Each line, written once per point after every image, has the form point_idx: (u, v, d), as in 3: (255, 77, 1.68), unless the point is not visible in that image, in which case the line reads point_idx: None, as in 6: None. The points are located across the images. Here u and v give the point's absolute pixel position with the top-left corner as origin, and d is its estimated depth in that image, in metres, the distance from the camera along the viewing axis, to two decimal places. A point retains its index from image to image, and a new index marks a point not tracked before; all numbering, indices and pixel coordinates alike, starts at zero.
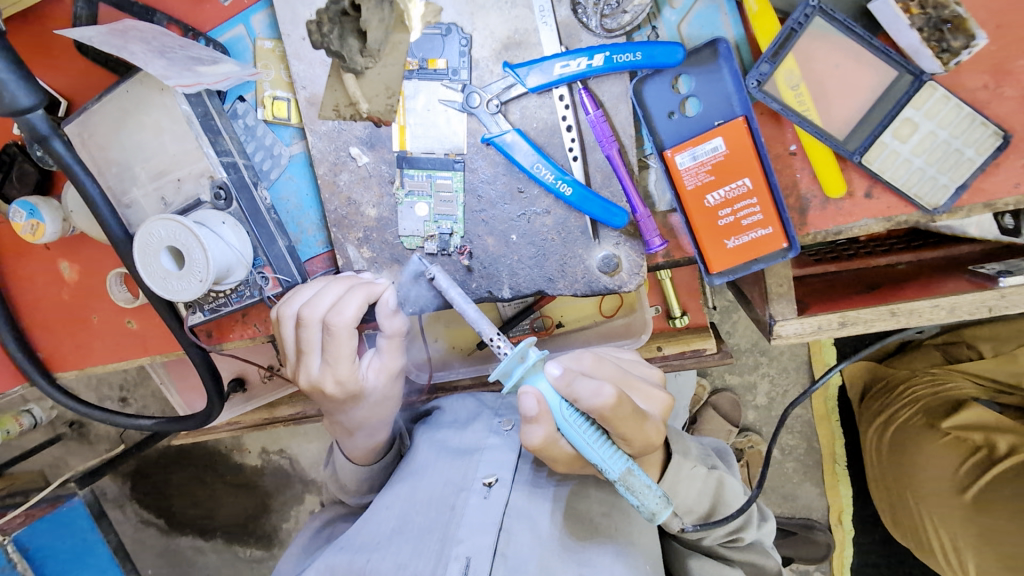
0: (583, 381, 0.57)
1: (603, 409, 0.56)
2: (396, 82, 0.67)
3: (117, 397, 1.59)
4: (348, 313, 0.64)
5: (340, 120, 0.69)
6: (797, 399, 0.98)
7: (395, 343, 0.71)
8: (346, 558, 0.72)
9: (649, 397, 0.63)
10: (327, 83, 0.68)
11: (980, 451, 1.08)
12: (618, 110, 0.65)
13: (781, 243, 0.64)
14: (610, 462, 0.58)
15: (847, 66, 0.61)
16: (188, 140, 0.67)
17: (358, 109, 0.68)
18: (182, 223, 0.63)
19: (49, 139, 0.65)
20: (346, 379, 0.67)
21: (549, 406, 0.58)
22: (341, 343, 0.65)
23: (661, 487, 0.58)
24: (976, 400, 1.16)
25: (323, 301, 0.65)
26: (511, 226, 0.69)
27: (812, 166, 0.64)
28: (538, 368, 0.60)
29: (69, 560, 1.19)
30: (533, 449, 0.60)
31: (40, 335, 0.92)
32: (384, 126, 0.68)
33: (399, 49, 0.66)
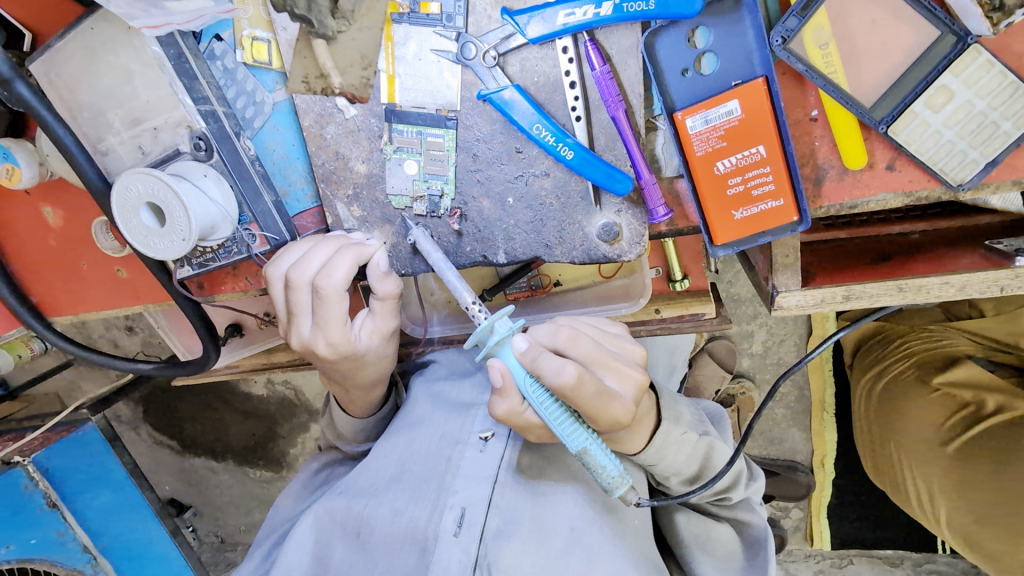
0: (546, 357, 0.57)
1: (563, 388, 0.56)
2: (372, 50, 0.62)
3: (123, 326, 1.61)
4: (338, 276, 0.62)
5: (309, 94, 0.64)
6: (790, 369, 0.87)
7: (390, 306, 0.67)
8: (343, 503, 0.74)
9: (625, 375, 0.62)
10: (296, 51, 0.63)
11: (967, 408, 1.11)
12: (626, 65, 0.59)
13: (791, 217, 0.60)
14: (568, 437, 0.60)
15: (884, 23, 0.54)
16: (162, 86, 0.63)
17: (329, 83, 0.63)
18: (159, 177, 0.60)
19: (13, 82, 0.60)
20: (338, 341, 0.65)
21: (514, 379, 0.59)
22: (331, 307, 0.63)
23: (616, 466, 0.62)
24: (967, 357, 1.18)
25: (311, 264, 0.63)
26: (508, 188, 0.65)
27: (833, 134, 0.59)
28: (507, 342, 0.60)
29: (86, 480, 1.24)
30: (499, 418, 0.61)
31: (31, 278, 0.91)
32: (359, 103, 0.64)
33: (376, 10, 0.60)
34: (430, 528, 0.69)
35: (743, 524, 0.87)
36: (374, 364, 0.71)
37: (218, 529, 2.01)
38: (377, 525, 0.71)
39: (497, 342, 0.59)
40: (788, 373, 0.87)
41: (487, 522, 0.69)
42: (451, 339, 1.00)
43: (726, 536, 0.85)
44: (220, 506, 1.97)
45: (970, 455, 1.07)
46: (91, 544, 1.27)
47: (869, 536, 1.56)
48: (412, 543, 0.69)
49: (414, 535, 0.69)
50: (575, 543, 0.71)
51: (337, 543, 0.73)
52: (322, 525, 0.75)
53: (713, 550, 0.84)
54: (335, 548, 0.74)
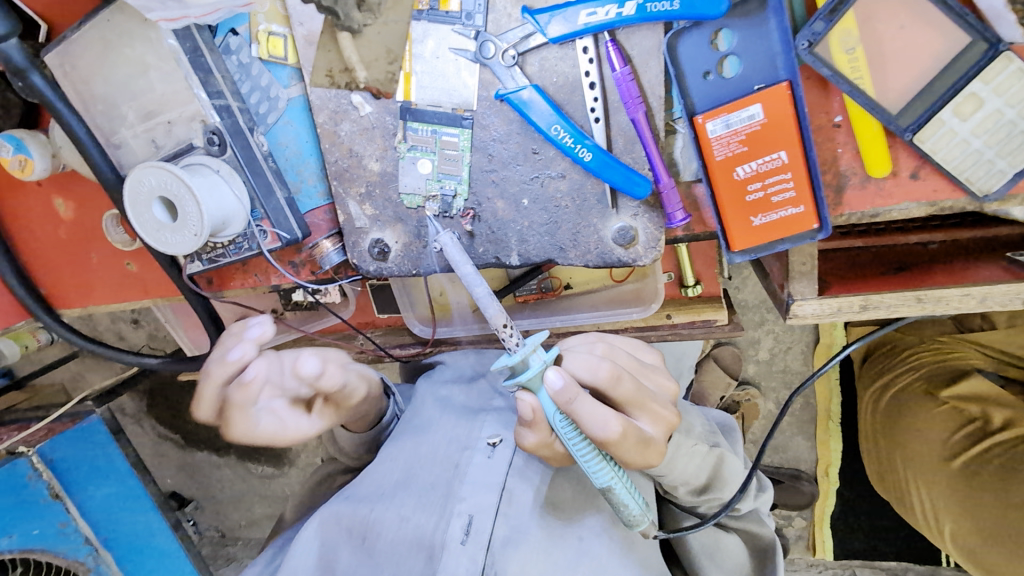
0: (585, 402, 0.56)
1: (607, 439, 0.57)
2: (398, 44, 0.61)
3: (129, 319, 1.61)
4: (252, 380, 0.55)
5: (333, 88, 0.64)
6: (800, 387, 0.90)
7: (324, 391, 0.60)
8: (350, 507, 0.73)
9: (660, 418, 0.63)
10: (321, 41, 0.62)
11: (975, 422, 1.09)
12: (647, 67, 0.58)
13: (811, 224, 0.59)
14: (596, 473, 0.61)
15: (913, 28, 0.53)
16: (177, 80, 0.62)
17: (355, 77, 0.63)
18: (172, 171, 0.59)
19: (28, 72, 0.61)
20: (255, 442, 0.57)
21: (545, 414, 0.59)
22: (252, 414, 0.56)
23: (639, 505, 0.65)
24: (979, 371, 1.16)
25: (224, 363, 0.55)
26: (523, 189, 0.64)
27: (856, 140, 0.58)
28: (541, 377, 0.58)
29: (89, 472, 1.24)
30: (527, 447, 0.63)
31: (40, 270, 0.91)
32: (384, 98, 0.63)
33: (402, 4, 0.60)
34: (437, 536, 0.68)
35: (752, 537, 0.86)
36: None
37: (218, 523, 2.01)
38: (383, 531, 0.70)
39: (531, 376, 0.57)
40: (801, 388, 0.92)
41: (494, 529, 0.68)
42: (461, 339, 1.00)
43: (734, 547, 0.84)
44: (221, 500, 1.97)
45: (978, 467, 1.05)
46: (92, 537, 1.25)
47: (872, 547, 1.55)
48: (419, 550, 0.68)
49: (421, 542, 0.68)
50: (583, 552, 0.71)
51: (341, 549, 0.73)
52: (327, 529, 0.74)
53: (721, 560, 0.82)
54: (341, 553, 0.73)
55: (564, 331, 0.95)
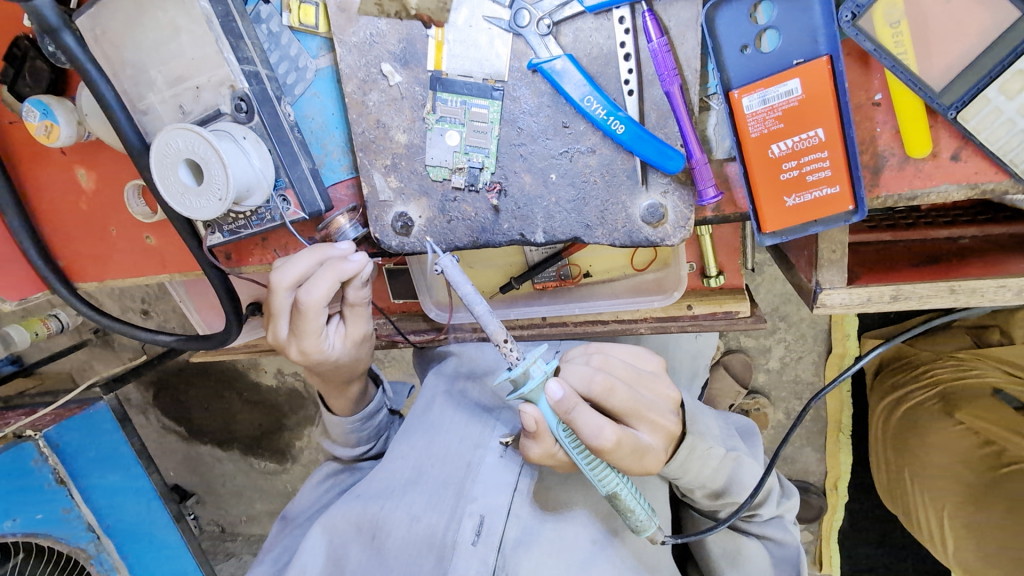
0: (584, 412, 0.58)
1: (603, 447, 0.59)
2: None
3: (138, 309, 1.62)
4: (318, 294, 0.64)
5: (382, 16, 0.62)
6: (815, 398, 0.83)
7: (357, 313, 0.71)
8: (359, 506, 0.73)
9: (659, 427, 0.66)
10: None
11: (991, 447, 1.07)
12: (684, 39, 0.57)
13: (846, 205, 0.58)
14: (601, 481, 0.61)
15: (959, 2, 0.52)
16: (208, 43, 0.62)
17: (405, 3, 0.61)
18: (200, 134, 0.59)
19: (59, 31, 0.60)
20: (310, 349, 0.69)
21: (548, 425, 0.59)
22: (311, 320, 0.66)
23: (646, 510, 0.64)
24: (994, 393, 1.11)
25: (291, 271, 0.64)
26: (551, 164, 0.63)
27: (897, 120, 0.57)
28: (542, 388, 0.58)
29: (95, 460, 1.24)
30: (532, 458, 0.63)
31: (59, 244, 0.91)
32: (433, 28, 0.61)
33: None
34: (448, 535, 0.68)
35: (777, 544, 0.83)
36: (349, 367, 0.76)
37: (219, 518, 2.00)
38: (393, 530, 0.70)
39: (532, 388, 0.57)
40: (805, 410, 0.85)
41: (506, 531, 0.69)
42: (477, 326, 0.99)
43: (756, 553, 0.81)
44: (222, 494, 1.96)
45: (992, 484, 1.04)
46: (95, 522, 1.23)
47: (884, 565, 1.50)
48: (430, 550, 0.68)
49: (431, 542, 0.68)
50: (596, 555, 0.71)
51: (351, 545, 0.73)
52: (335, 527, 0.74)
53: (742, 564, 0.81)
54: (351, 550, 0.73)
55: (584, 319, 0.94)
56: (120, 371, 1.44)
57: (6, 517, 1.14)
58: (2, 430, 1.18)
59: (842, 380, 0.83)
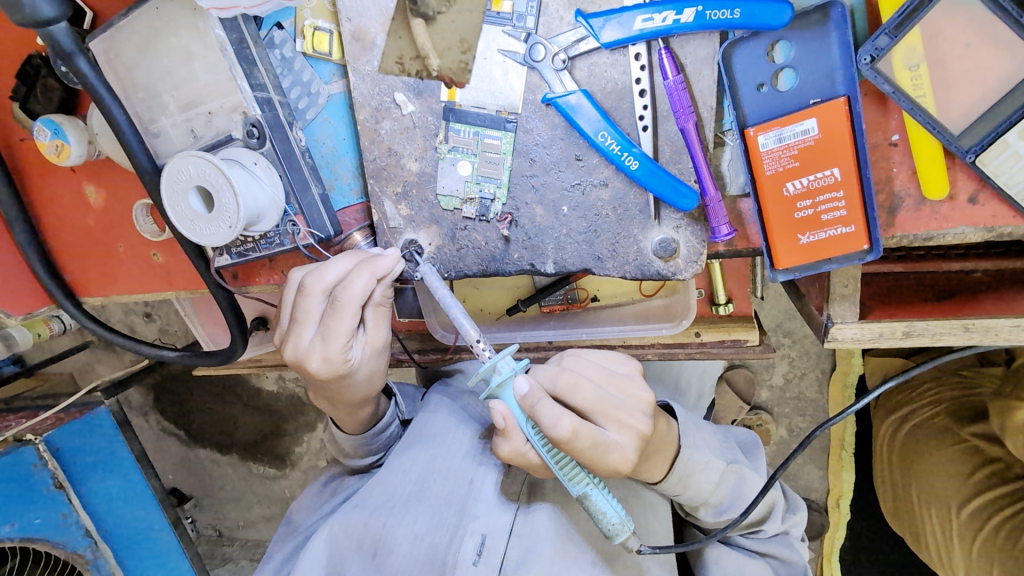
0: (547, 405, 0.58)
1: (559, 439, 0.58)
2: (472, 34, 0.60)
3: (141, 312, 1.62)
4: (356, 289, 0.62)
5: (402, 75, 0.62)
6: (812, 434, 0.79)
7: (381, 317, 0.67)
8: (360, 519, 0.72)
9: (627, 426, 0.62)
10: (391, 29, 0.61)
11: (996, 464, 1.09)
12: (700, 76, 0.57)
13: (861, 245, 0.57)
14: (568, 479, 0.61)
15: (980, 47, 0.51)
16: (222, 70, 0.62)
17: (427, 65, 0.61)
18: (211, 161, 0.59)
19: (74, 57, 0.59)
20: (335, 357, 0.65)
21: (517, 422, 0.61)
22: (343, 319, 0.63)
23: (617, 513, 0.62)
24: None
25: (329, 273, 0.64)
26: (563, 196, 0.63)
27: (913, 161, 0.57)
28: (509, 383, 0.60)
29: (92, 465, 1.22)
30: (502, 457, 0.62)
31: (66, 258, 0.91)
32: (457, 87, 0.62)
33: None
34: (449, 554, 0.68)
35: (782, 563, 0.82)
36: (365, 382, 0.70)
37: (216, 521, 1.99)
38: (395, 547, 0.70)
39: (499, 383, 0.59)
40: (805, 443, 0.79)
41: (507, 550, 0.69)
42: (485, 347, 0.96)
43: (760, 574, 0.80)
44: (219, 499, 1.96)
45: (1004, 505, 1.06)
46: (93, 528, 1.22)
47: None
48: (431, 568, 0.68)
49: (433, 560, 0.68)
50: None
51: (350, 562, 0.72)
52: (336, 541, 0.74)
53: None
54: (350, 566, 0.72)
55: (590, 344, 0.93)
56: (122, 376, 1.43)
57: (5, 521, 1.14)
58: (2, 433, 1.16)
59: (845, 416, 0.79)
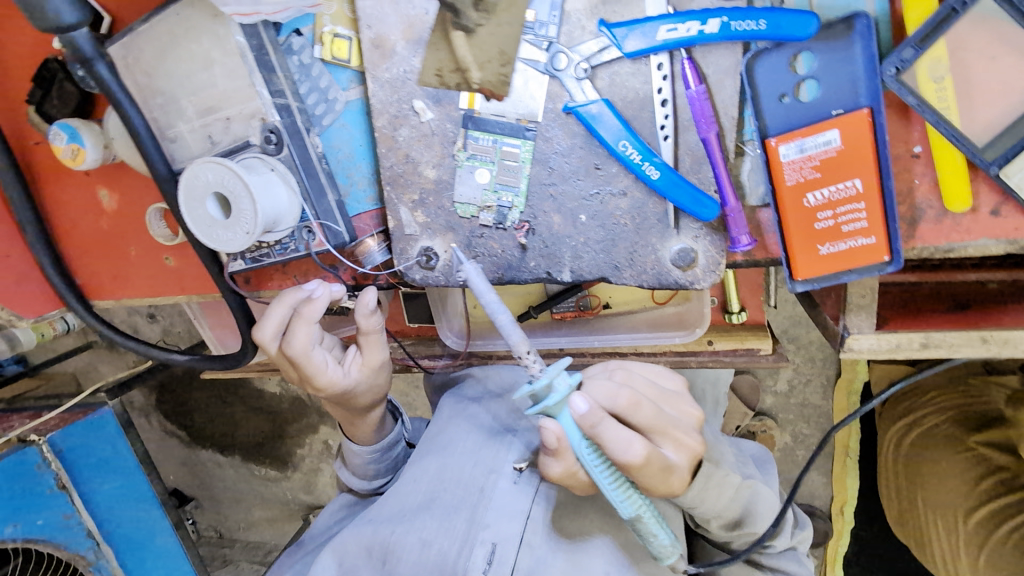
0: (610, 427, 0.55)
1: (629, 464, 0.56)
2: (511, 45, 0.59)
3: (145, 312, 1.62)
4: (301, 340, 0.64)
5: (442, 87, 0.62)
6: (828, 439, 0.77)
7: (374, 340, 0.70)
8: (371, 530, 0.73)
9: (683, 446, 0.61)
10: (430, 41, 0.61)
11: (1003, 472, 1.09)
12: (722, 86, 0.57)
13: (881, 256, 0.57)
14: (624, 503, 0.58)
15: (1005, 59, 0.51)
16: (242, 77, 0.62)
17: (467, 77, 0.60)
18: (230, 167, 0.58)
19: (93, 62, 0.59)
20: (325, 383, 0.68)
21: (569, 443, 0.57)
22: (305, 365, 0.66)
23: (669, 536, 0.61)
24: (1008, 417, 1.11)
25: (270, 327, 0.65)
26: (581, 205, 0.63)
27: (936, 173, 0.56)
28: (565, 402, 0.55)
29: (95, 467, 1.21)
30: (552, 478, 0.60)
31: (77, 261, 0.90)
32: (496, 100, 0.61)
33: (518, 5, 0.58)
34: (460, 562, 0.67)
35: None
36: (371, 395, 0.74)
37: (217, 523, 1.99)
38: (405, 555, 0.69)
39: (556, 402, 0.54)
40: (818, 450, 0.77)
41: (518, 559, 0.68)
42: (494, 354, 0.98)
43: None
44: (220, 501, 1.95)
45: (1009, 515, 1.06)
46: (96, 530, 1.22)
47: None
48: None
49: (443, 568, 0.68)
50: None
51: (362, 570, 0.73)
52: (347, 552, 0.74)
53: None
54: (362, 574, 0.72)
55: (602, 352, 0.94)
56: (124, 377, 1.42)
57: (7, 522, 1.14)
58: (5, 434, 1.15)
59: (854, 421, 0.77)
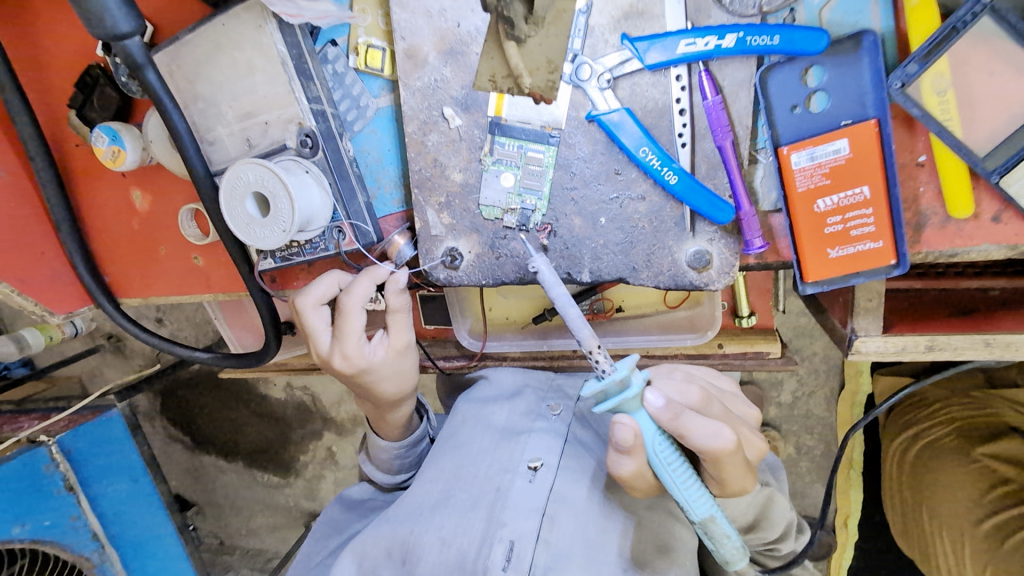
0: (694, 418, 0.56)
1: (717, 453, 0.56)
2: (559, 56, 0.62)
3: (153, 317, 1.65)
4: (356, 293, 0.67)
5: (494, 92, 0.65)
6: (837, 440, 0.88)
7: (400, 320, 0.70)
8: (389, 530, 0.73)
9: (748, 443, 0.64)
10: (484, 48, 0.64)
11: (1009, 484, 1.08)
12: (737, 97, 0.60)
13: (887, 260, 0.60)
14: (701, 502, 0.59)
15: (1004, 75, 0.54)
16: (281, 84, 0.66)
17: (519, 83, 0.64)
18: (270, 168, 0.62)
19: (144, 69, 0.63)
20: (353, 355, 0.69)
21: (644, 440, 0.57)
22: (350, 321, 0.67)
23: (739, 537, 0.62)
24: (1012, 430, 1.13)
25: (321, 289, 0.69)
26: (601, 209, 0.66)
27: (940, 181, 0.59)
28: (637, 398, 0.56)
29: (103, 469, 1.23)
30: (621, 479, 0.59)
31: (107, 260, 0.94)
32: (544, 104, 0.64)
33: (564, 19, 0.61)
34: (479, 561, 0.66)
35: None
36: (395, 381, 0.73)
37: (217, 530, 2.01)
38: (423, 556, 0.69)
39: (632, 397, 0.55)
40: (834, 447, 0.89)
41: (536, 558, 0.67)
42: (508, 356, 1.01)
43: None
44: (224, 507, 1.97)
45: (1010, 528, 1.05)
46: (100, 531, 1.24)
47: None
48: None
49: (462, 566, 0.67)
50: None
51: (382, 570, 0.73)
52: (365, 552, 0.74)
53: None
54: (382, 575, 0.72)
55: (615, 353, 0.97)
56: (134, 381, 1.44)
57: (14, 523, 1.14)
58: (15, 436, 1.17)
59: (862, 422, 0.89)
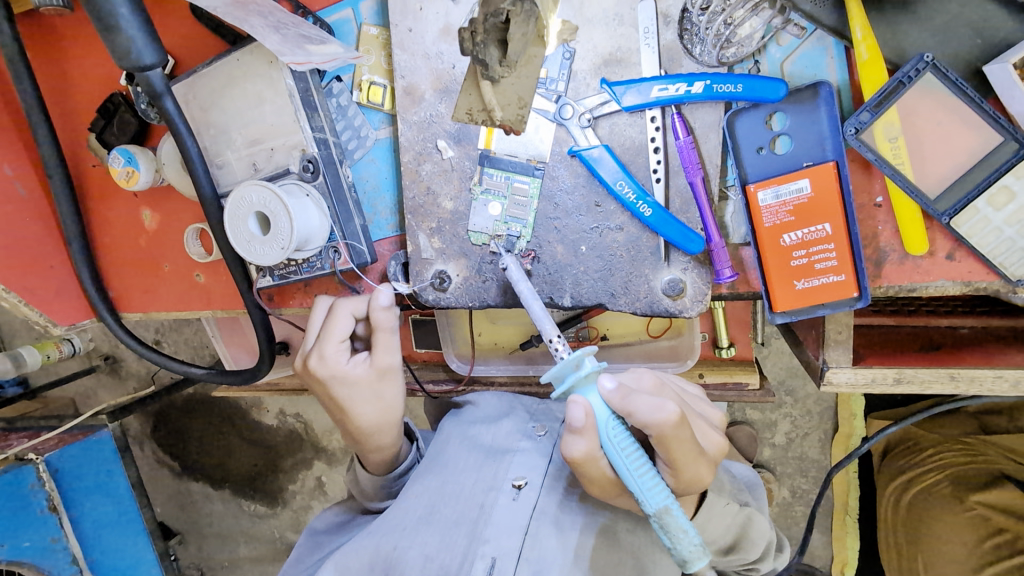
0: (641, 396, 0.55)
1: (660, 427, 0.54)
2: (529, 92, 0.68)
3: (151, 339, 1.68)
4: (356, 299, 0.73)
5: (470, 123, 0.70)
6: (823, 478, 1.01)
7: (385, 339, 0.72)
8: (372, 545, 0.74)
9: (705, 437, 0.62)
10: (463, 86, 0.69)
11: (1003, 534, 1.09)
12: (708, 138, 0.65)
13: (850, 292, 0.63)
14: (651, 487, 0.55)
15: (949, 125, 0.60)
16: (288, 114, 0.71)
17: (492, 116, 0.69)
18: (272, 190, 0.66)
19: (162, 97, 0.68)
20: (327, 359, 0.71)
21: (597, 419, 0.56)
22: (337, 323, 0.71)
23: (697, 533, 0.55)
24: (1005, 477, 1.11)
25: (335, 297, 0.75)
26: (582, 237, 0.70)
27: (896, 221, 0.64)
28: (592, 379, 0.58)
29: (90, 488, 1.23)
30: (572, 463, 0.57)
31: (112, 275, 0.97)
32: (514, 134, 0.69)
33: (535, 63, 0.67)
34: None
35: None
36: (362, 401, 0.73)
37: (199, 561, 1.96)
38: (407, 570, 0.71)
39: (584, 375, 0.57)
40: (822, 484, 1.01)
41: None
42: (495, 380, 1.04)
43: None
44: (208, 536, 1.93)
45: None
46: (80, 556, 1.22)
47: None
48: None
49: None
50: None
51: None
52: (347, 568, 0.74)
53: None
54: None
55: None
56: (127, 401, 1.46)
57: None
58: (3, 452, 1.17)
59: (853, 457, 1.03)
